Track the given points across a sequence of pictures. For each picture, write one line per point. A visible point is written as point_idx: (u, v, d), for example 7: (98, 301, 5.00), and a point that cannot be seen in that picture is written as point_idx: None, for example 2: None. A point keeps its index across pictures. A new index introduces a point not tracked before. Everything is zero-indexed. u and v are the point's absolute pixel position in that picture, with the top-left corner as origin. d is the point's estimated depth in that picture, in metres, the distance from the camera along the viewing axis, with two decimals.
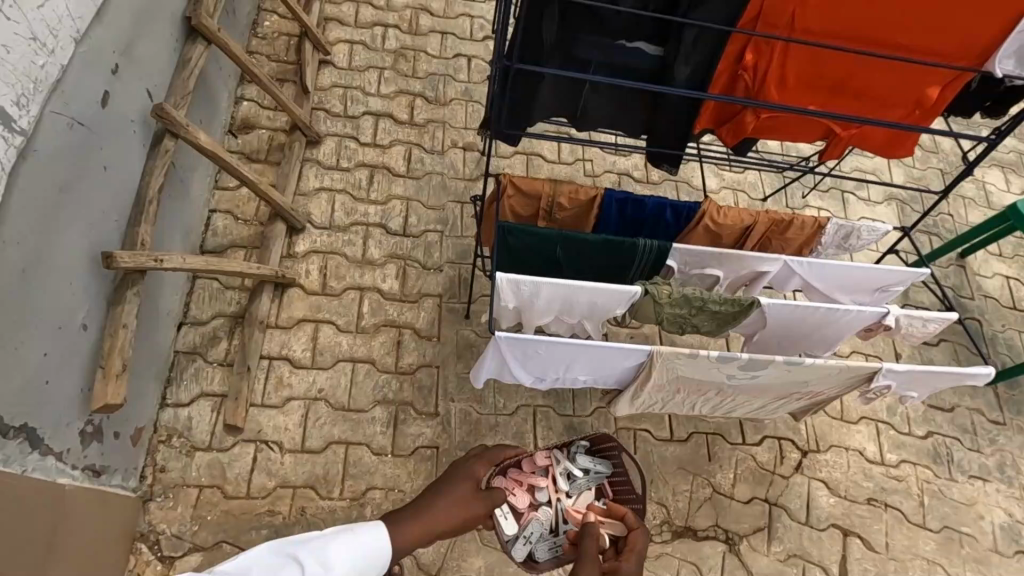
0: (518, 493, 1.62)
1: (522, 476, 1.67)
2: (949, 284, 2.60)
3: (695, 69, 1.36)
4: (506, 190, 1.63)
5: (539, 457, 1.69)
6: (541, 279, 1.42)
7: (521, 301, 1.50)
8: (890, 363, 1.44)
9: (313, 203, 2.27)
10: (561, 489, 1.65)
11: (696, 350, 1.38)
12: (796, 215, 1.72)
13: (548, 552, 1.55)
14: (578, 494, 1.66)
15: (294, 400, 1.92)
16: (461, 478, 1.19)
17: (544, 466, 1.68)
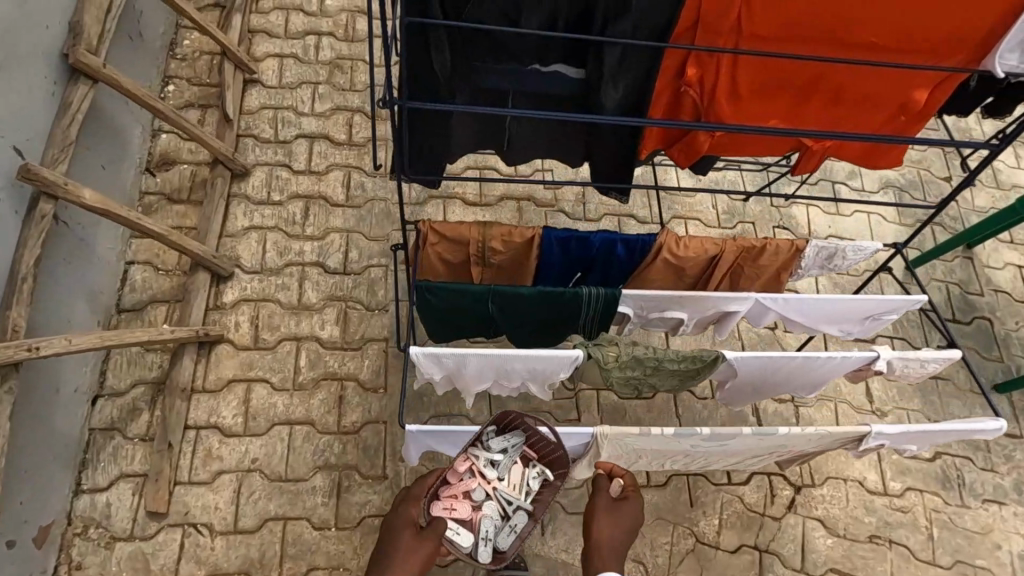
0: (458, 508, 1.25)
1: (448, 494, 1.26)
2: (955, 279, 2.35)
3: (626, 92, 1.13)
4: (428, 238, 1.41)
5: (456, 466, 1.26)
6: (463, 350, 1.22)
7: (450, 372, 1.29)
8: (881, 423, 1.23)
9: (241, 245, 2.06)
10: (492, 479, 1.27)
11: (648, 427, 1.17)
12: (768, 239, 1.49)
13: (511, 538, 1.26)
14: (510, 475, 1.29)
15: (225, 474, 1.74)
16: (399, 529, 1.11)
17: (467, 468, 1.27)
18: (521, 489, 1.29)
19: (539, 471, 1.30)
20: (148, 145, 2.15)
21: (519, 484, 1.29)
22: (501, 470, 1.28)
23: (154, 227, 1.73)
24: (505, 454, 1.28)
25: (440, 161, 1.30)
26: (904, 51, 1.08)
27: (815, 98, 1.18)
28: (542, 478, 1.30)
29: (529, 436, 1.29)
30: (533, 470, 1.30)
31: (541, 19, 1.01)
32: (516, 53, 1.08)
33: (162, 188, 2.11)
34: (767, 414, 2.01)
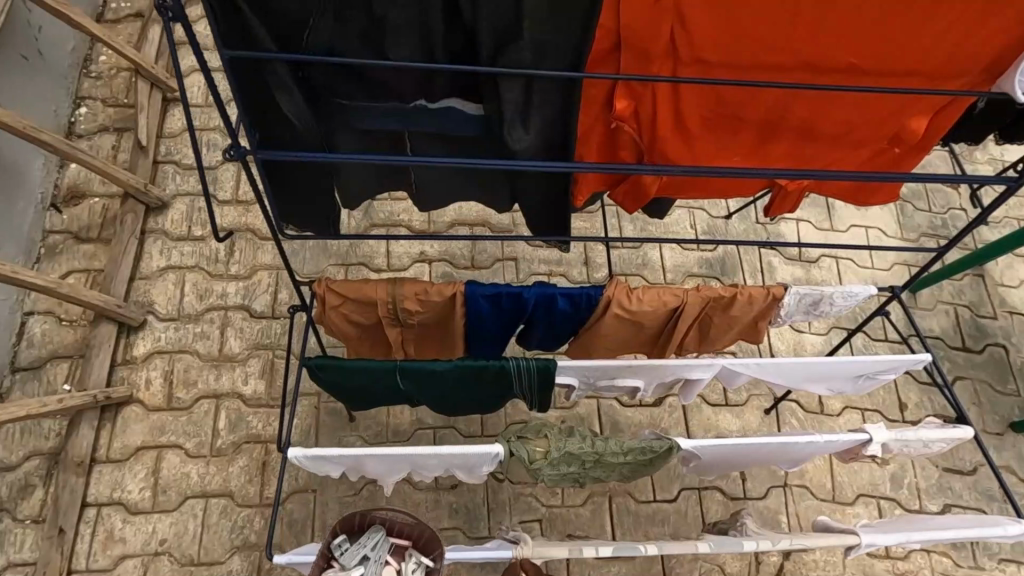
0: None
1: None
2: (965, 301, 2.09)
3: (541, 132, 0.89)
4: (328, 298, 1.17)
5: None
6: (353, 452, 1.00)
7: (350, 467, 1.07)
8: (875, 534, 1.11)
9: (156, 289, 1.83)
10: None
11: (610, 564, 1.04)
12: (740, 287, 1.25)
13: None
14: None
15: (128, 559, 1.53)
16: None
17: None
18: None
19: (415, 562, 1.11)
20: (54, 177, 1.92)
21: None
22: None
23: (39, 280, 1.52)
24: (366, 562, 1.08)
25: (334, 212, 1.08)
26: (887, 69, 0.86)
27: (783, 128, 0.95)
28: (422, 570, 1.12)
29: (390, 527, 1.14)
30: (410, 563, 1.11)
31: (411, 47, 0.78)
32: (393, 90, 0.85)
33: (69, 226, 1.88)
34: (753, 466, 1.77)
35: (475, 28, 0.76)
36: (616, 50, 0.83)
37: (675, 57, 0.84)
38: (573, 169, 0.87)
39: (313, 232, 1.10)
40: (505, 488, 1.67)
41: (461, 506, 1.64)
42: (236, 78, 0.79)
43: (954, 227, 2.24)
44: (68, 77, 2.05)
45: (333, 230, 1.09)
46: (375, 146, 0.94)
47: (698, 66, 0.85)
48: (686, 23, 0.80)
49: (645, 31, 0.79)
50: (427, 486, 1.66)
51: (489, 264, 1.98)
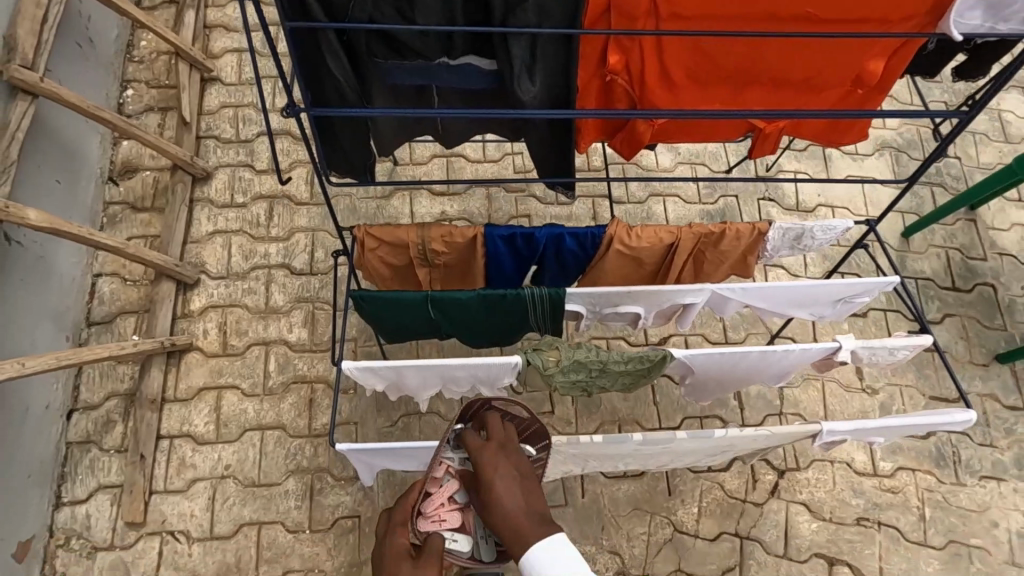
0: (449, 517, 1.11)
1: (433, 510, 1.11)
2: (956, 244, 2.21)
3: (545, 83, 1.05)
4: (366, 242, 1.36)
5: (432, 472, 1.13)
6: (398, 362, 1.19)
7: (391, 381, 1.25)
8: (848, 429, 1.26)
9: (206, 251, 2.04)
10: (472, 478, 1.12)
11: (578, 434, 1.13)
12: (727, 225, 1.40)
13: None
14: None
15: (199, 482, 1.75)
16: (393, 562, 1.02)
17: (445, 472, 1.14)
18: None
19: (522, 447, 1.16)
20: (109, 154, 2.13)
21: None
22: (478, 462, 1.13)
23: (111, 241, 1.72)
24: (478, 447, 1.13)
25: (369, 158, 1.26)
26: (844, 16, 0.99)
27: (757, 76, 1.09)
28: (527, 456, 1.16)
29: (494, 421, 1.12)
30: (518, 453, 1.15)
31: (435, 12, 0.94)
32: (420, 51, 1.00)
33: (125, 197, 2.09)
34: (751, 397, 1.94)
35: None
36: (605, 12, 0.98)
37: (654, 14, 0.99)
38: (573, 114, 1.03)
39: (350, 175, 1.29)
40: None
41: None
42: (294, 46, 0.97)
43: (948, 174, 2.35)
44: (115, 63, 2.24)
45: (368, 174, 1.28)
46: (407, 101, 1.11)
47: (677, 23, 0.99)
48: None
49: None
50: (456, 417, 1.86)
51: (505, 222, 2.15)
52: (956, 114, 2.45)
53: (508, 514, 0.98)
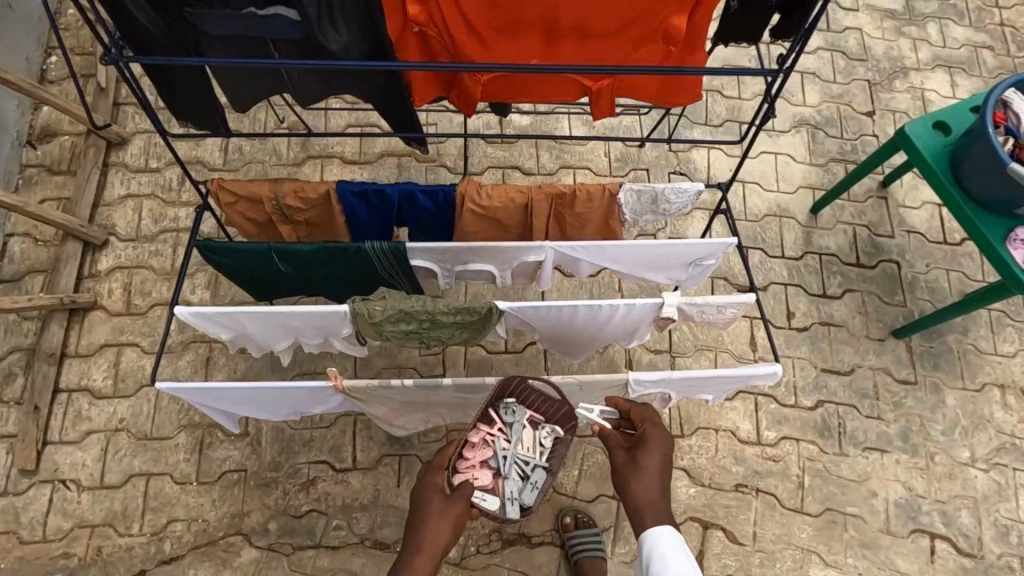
0: (480, 475, 1.26)
1: (465, 466, 1.26)
2: (864, 221, 2.22)
3: (353, 34, 1.08)
4: (221, 197, 1.39)
5: (469, 437, 1.29)
6: (229, 309, 1.23)
7: (232, 328, 1.30)
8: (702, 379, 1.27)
9: (117, 214, 2.08)
10: (505, 443, 1.29)
11: (390, 379, 1.17)
12: (578, 186, 1.42)
13: (534, 494, 1.30)
14: (523, 441, 1.31)
15: (93, 433, 1.82)
16: (429, 496, 1.14)
17: (481, 439, 1.29)
18: (535, 449, 1.32)
19: (551, 428, 1.34)
20: (28, 118, 2.17)
21: (529, 448, 1.32)
22: (514, 431, 1.30)
23: (11, 199, 1.75)
24: (514, 419, 1.32)
25: (218, 112, 1.32)
26: None
27: (564, 30, 1.12)
28: (553, 435, 1.35)
29: (532, 397, 1.33)
30: (543, 430, 1.34)
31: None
32: None
33: (42, 160, 2.14)
34: (641, 366, 1.97)
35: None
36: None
37: None
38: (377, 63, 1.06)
39: (202, 127, 1.34)
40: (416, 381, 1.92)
41: None
42: None
43: (863, 152, 2.35)
44: (39, 29, 2.28)
45: (221, 128, 1.34)
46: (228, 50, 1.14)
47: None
48: None
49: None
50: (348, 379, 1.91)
51: None
52: (879, 92, 2.44)
53: (647, 498, 1.12)
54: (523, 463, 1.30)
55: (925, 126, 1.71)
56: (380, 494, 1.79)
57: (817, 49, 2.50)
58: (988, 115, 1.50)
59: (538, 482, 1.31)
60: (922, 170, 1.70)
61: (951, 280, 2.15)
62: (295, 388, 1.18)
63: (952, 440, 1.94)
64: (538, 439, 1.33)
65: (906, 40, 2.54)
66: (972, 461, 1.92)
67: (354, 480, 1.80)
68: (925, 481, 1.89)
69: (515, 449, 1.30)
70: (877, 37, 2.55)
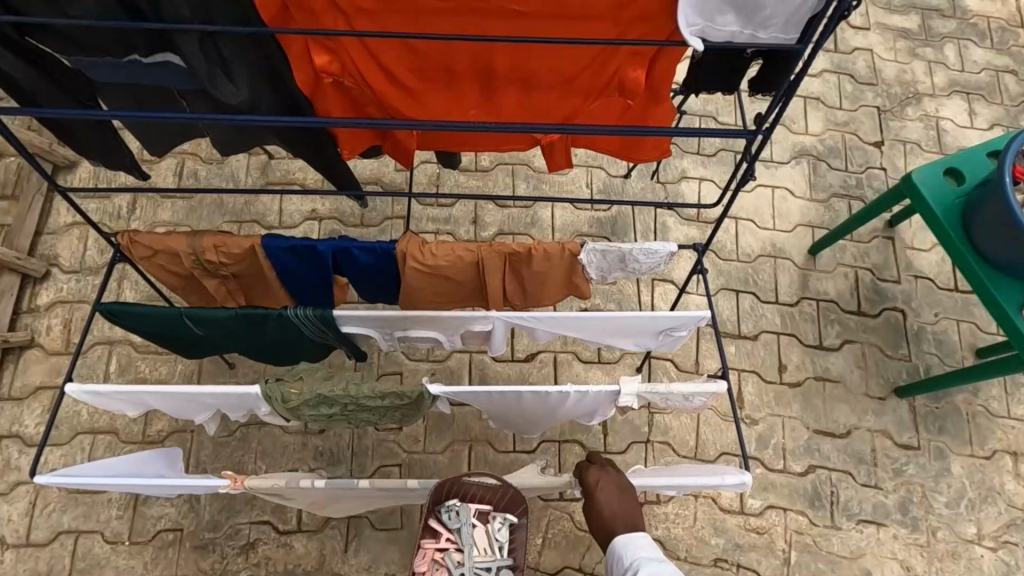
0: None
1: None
2: (868, 264, 2.04)
3: (254, 87, 0.93)
4: (137, 250, 1.25)
5: (417, 566, 1.21)
6: (126, 387, 1.09)
7: (135, 404, 1.16)
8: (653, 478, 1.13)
9: (61, 243, 1.95)
10: (459, 557, 1.22)
11: (299, 480, 1.02)
12: (534, 243, 1.26)
13: None
14: (477, 543, 1.24)
15: (22, 485, 1.69)
16: None
17: (429, 561, 1.22)
18: (493, 549, 1.24)
19: (502, 518, 1.26)
20: None
21: (485, 548, 1.24)
22: (463, 539, 1.22)
23: None
24: (460, 523, 1.23)
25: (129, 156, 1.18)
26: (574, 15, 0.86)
27: (502, 79, 0.97)
28: (508, 525, 1.27)
29: (473, 492, 1.26)
30: (495, 522, 1.26)
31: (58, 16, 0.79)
32: (97, 46, 0.89)
33: None
34: (616, 422, 1.81)
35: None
36: (287, 7, 0.85)
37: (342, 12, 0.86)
38: (283, 121, 0.92)
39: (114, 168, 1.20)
40: (371, 434, 1.77)
41: (325, 449, 1.75)
42: None
43: (869, 186, 2.16)
44: None
45: (135, 171, 1.21)
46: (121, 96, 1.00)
47: (374, 23, 0.87)
48: None
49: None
50: (296, 430, 1.76)
51: (378, 223, 2.02)
52: (888, 120, 2.25)
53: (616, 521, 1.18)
54: (483, 565, 1.23)
55: (935, 171, 1.53)
56: (325, 560, 1.65)
57: (823, 71, 2.31)
58: (1006, 165, 1.33)
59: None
60: (929, 221, 1.52)
61: (962, 331, 1.97)
62: (190, 486, 1.03)
63: (957, 514, 1.76)
64: (491, 535, 1.25)
65: (920, 62, 2.34)
66: (978, 538, 1.74)
67: (297, 544, 1.66)
68: (925, 560, 1.72)
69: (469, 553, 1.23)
70: (889, 59, 2.35)
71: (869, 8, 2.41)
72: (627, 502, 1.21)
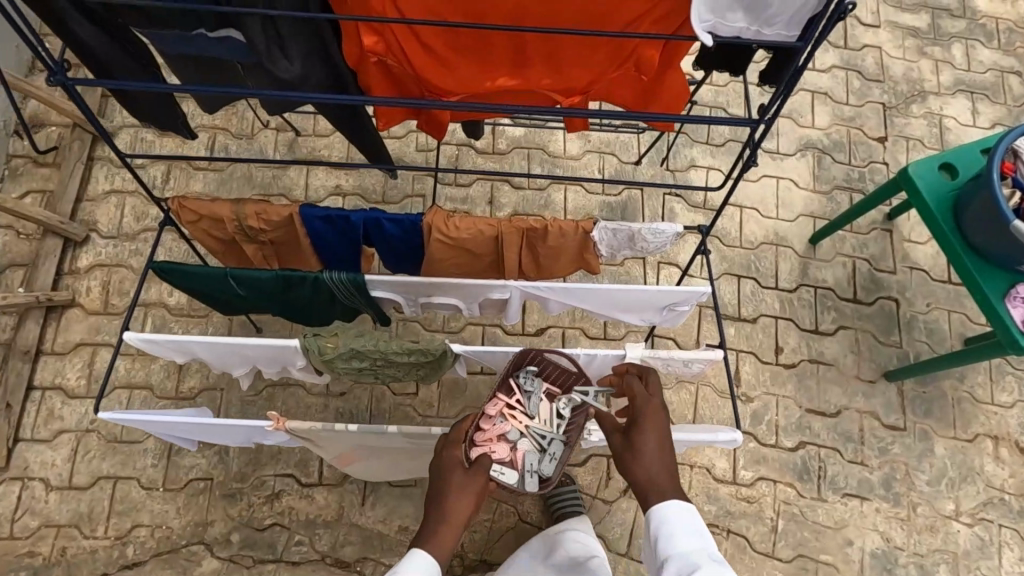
0: (498, 448, 1.17)
1: (482, 440, 1.17)
2: (866, 254, 2.12)
3: (306, 63, 1.02)
4: (184, 215, 1.36)
5: (487, 408, 1.20)
6: (177, 337, 1.20)
7: (182, 352, 1.27)
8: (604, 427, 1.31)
9: (100, 210, 2.06)
10: (524, 418, 1.20)
11: (333, 423, 1.14)
12: (550, 221, 1.36)
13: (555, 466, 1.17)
14: (542, 411, 1.22)
15: (64, 433, 1.82)
16: (447, 470, 1.09)
17: (498, 411, 1.20)
18: (554, 422, 1.21)
19: (569, 399, 1.22)
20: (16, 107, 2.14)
21: (549, 420, 1.21)
22: (533, 403, 1.21)
23: None
24: (532, 389, 1.23)
25: (179, 117, 1.29)
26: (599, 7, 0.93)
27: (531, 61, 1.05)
28: (573, 405, 1.22)
29: (549, 368, 1.25)
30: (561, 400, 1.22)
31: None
32: (169, 21, 0.98)
33: (28, 151, 2.11)
34: None
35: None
36: None
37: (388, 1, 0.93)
38: (336, 99, 1.03)
39: (163, 128, 1.31)
40: (388, 398, 1.89)
41: (346, 410, 1.87)
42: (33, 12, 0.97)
43: (871, 180, 2.24)
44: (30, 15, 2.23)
45: (185, 132, 1.32)
46: (186, 64, 1.11)
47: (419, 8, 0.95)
48: None
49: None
50: (319, 392, 1.88)
51: (399, 200, 2.12)
52: (893, 116, 2.32)
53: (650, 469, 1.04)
54: (542, 432, 1.19)
55: (929, 165, 1.61)
56: (344, 512, 1.77)
57: (832, 67, 2.38)
58: (996, 161, 1.41)
59: (559, 454, 1.18)
60: (923, 214, 1.61)
61: (952, 321, 2.06)
62: (236, 424, 1.14)
63: (937, 492, 1.87)
64: (558, 407, 1.22)
65: (928, 61, 2.41)
66: (956, 514, 1.85)
67: (318, 496, 1.79)
68: (905, 532, 1.83)
69: (535, 417, 1.21)
70: (898, 57, 2.41)
71: (880, 6, 2.47)
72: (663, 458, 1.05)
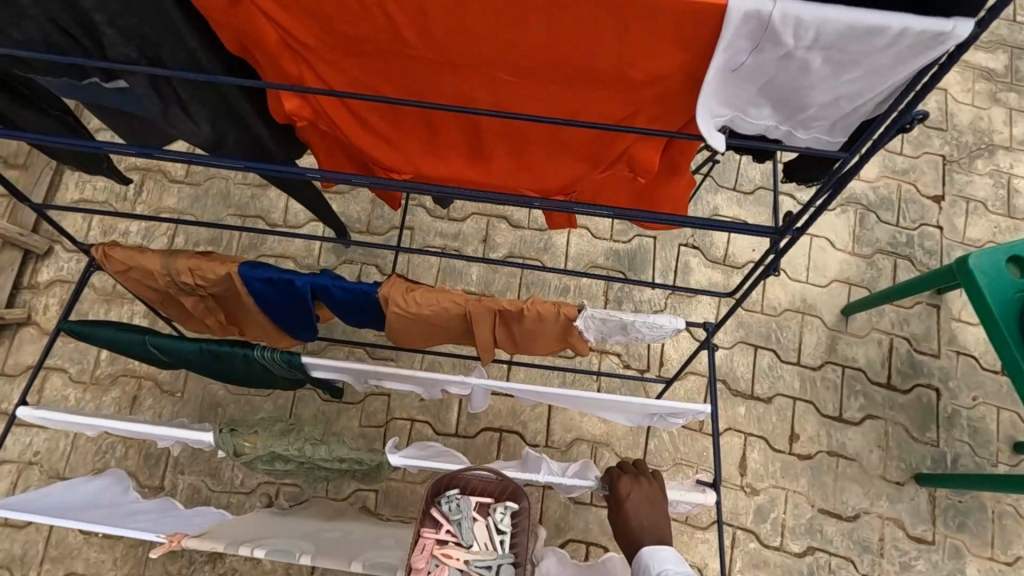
0: None
1: None
2: (906, 332, 1.86)
3: (218, 126, 0.85)
4: (112, 264, 1.19)
5: (416, 560, 1.11)
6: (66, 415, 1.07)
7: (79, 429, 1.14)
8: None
9: (65, 220, 1.92)
10: (459, 553, 1.14)
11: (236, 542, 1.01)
12: (527, 302, 1.15)
13: None
14: (477, 537, 1.16)
15: (5, 464, 1.70)
16: None
17: (430, 556, 1.13)
18: (494, 545, 1.16)
19: (504, 506, 1.18)
20: None
21: (486, 545, 1.16)
22: (463, 532, 1.15)
23: None
24: (460, 515, 1.17)
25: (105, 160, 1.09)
26: (580, 90, 0.72)
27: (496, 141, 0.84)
28: (510, 513, 1.18)
29: (473, 484, 1.20)
30: (496, 514, 1.18)
31: None
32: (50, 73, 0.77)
33: None
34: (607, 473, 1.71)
35: (73, 30, 0.69)
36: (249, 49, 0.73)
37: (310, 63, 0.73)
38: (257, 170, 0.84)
39: (91, 170, 1.12)
40: None
41: None
42: None
43: (920, 245, 1.96)
44: None
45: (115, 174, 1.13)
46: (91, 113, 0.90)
47: (351, 75, 0.74)
48: (300, 29, 0.68)
49: (264, 36, 0.69)
50: None
51: (384, 231, 1.93)
52: (953, 172, 2.03)
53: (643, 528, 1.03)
54: (483, 560, 1.14)
55: (997, 257, 1.35)
56: None
57: None
58: None
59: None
60: (982, 315, 1.35)
61: (1001, 421, 1.79)
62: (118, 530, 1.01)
63: None
64: (491, 524, 1.17)
65: (1001, 109, 2.10)
66: None
67: (264, 560, 1.63)
68: None
69: (470, 545, 1.16)
70: (966, 102, 2.10)
71: None
72: (656, 518, 1.04)
